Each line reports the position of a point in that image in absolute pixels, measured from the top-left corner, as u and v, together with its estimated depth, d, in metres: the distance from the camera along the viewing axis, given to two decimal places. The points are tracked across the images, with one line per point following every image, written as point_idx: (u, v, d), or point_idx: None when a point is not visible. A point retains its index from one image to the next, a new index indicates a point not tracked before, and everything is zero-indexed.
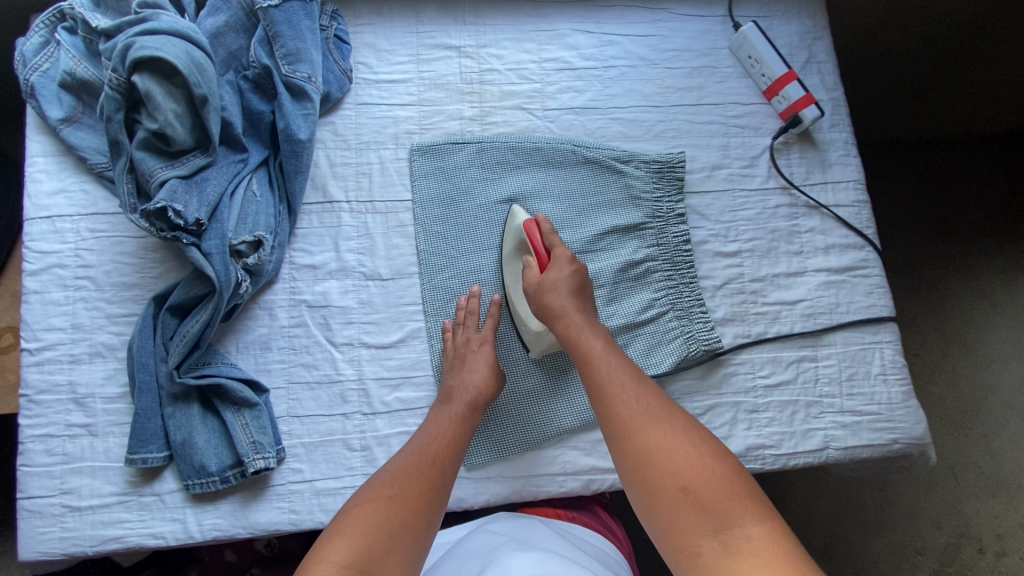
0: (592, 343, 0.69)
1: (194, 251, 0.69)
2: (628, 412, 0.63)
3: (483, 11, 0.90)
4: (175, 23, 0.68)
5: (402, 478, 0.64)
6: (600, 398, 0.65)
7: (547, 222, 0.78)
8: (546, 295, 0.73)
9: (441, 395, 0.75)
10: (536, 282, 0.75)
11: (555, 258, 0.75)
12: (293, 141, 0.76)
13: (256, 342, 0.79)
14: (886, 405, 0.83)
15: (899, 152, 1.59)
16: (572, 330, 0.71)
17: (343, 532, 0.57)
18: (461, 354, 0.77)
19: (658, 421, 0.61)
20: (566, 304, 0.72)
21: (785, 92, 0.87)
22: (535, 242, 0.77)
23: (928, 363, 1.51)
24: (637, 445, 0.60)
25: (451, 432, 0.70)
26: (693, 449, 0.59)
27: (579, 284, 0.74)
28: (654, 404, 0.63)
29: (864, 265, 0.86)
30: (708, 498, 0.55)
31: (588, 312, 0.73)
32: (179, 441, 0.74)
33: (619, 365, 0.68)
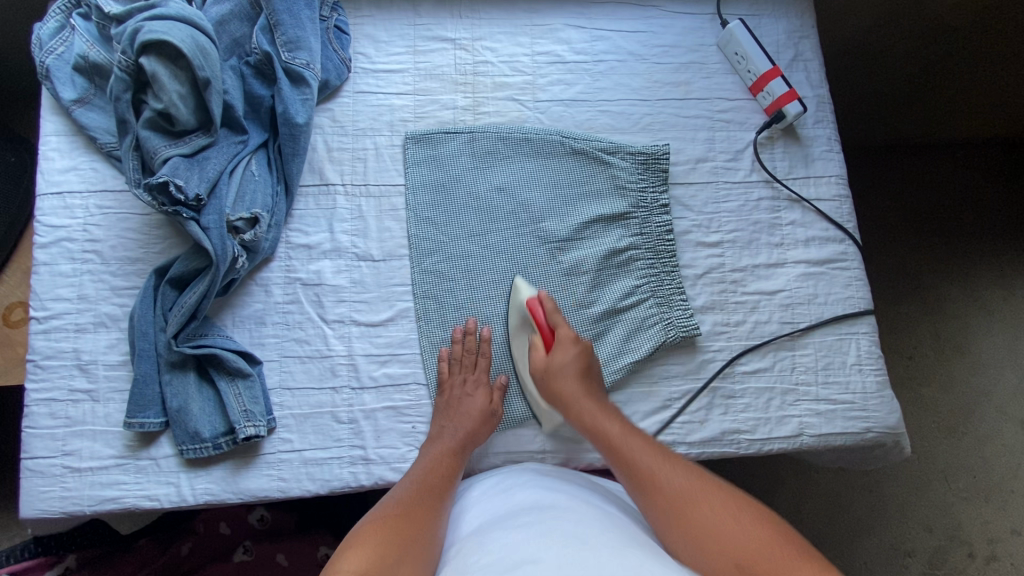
0: (612, 428, 0.75)
1: (193, 225, 0.73)
2: (663, 494, 0.68)
3: (478, 5, 0.94)
4: (182, 10, 0.72)
5: (404, 505, 0.67)
6: (633, 476, 0.71)
7: (551, 302, 0.83)
8: (558, 384, 0.78)
9: (432, 435, 0.78)
10: (544, 366, 0.80)
11: (559, 338, 0.81)
12: (291, 125, 0.80)
13: (251, 316, 0.83)
14: (861, 394, 0.85)
15: (891, 155, 1.60)
16: (589, 417, 0.77)
17: (355, 549, 0.61)
18: (456, 395, 0.80)
19: (693, 500, 0.66)
20: (577, 391, 0.78)
21: (769, 87, 0.90)
22: (539, 318, 0.82)
23: (922, 366, 1.52)
24: (682, 518, 0.65)
25: (444, 463, 0.75)
26: (736, 520, 0.64)
27: (586, 365, 0.80)
28: (689, 481, 0.68)
29: (843, 258, 0.88)
30: (752, 558, 0.60)
31: (602, 402, 0.79)
32: (175, 408, 0.77)
33: (644, 447, 0.73)
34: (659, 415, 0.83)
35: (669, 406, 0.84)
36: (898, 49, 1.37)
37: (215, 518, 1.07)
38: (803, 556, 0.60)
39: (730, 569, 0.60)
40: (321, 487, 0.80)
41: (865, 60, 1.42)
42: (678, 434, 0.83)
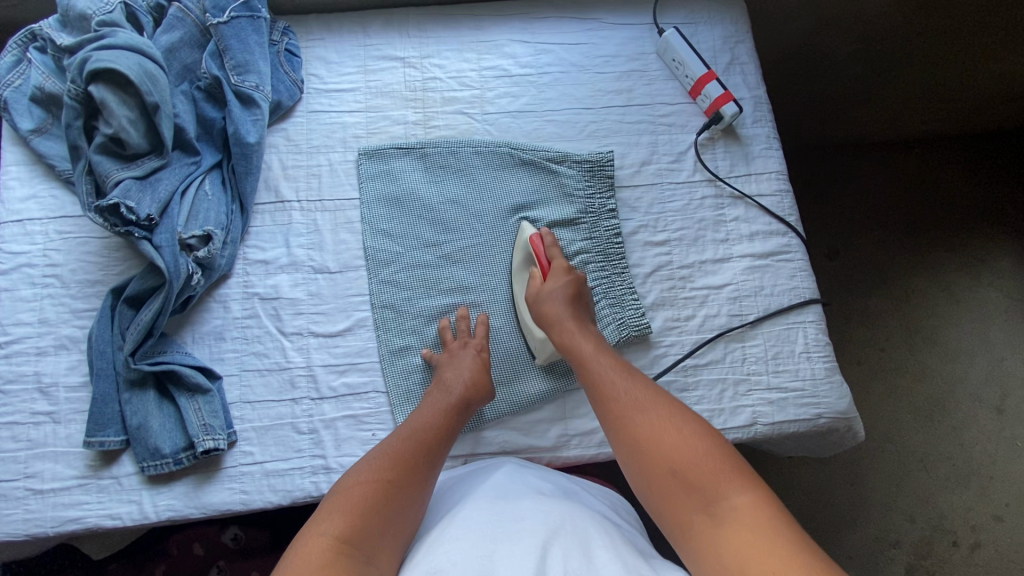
0: (584, 348, 0.77)
1: (146, 245, 0.74)
2: (619, 405, 0.70)
3: (425, 25, 0.98)
4: (130, 39, 0.75)
5: (393, 462, 0.69)
6: (595, 391, 0.73)
7: (549, 236, 0.87)
8: (547, 305, 0.81)
9: (435, 385, 0.81)
10: (536, 291, 0.83)
11: (554, 269, 0.84)
12: (242, 144, 0.82)
13: (211, 332, 0.85)
14: (811, 381, 0.86)
15: (845, 152, 1.68)
16: (563, 335, 0.79)
17: (338, 509, 0.63)
18: (456, 356, 0.83)
19: (647, 411, 0.68)
20: (562, 312, 0.80)
21: (706, 90, 0.93)
22: (539, 252, 0.86)
23: (895, 357, 1.54)
24: (634, 432, 0.67)
25: (440, 421, 0.75)
26: (680, 430, 0.65)
27: (575, 292, 0.83)
28: (642, 397, 0.70)
29: (786, 251, 0.91)
30: (697, 477, 0.61)
31: (582, 322, 0.81)
32: (135, 425, 0.79)
33: (609, 364, 0.75)
34: None
35: None
36: (840, 52, 1.41)
37: (192, 538, 1.07)
38: (745, 478, 0.61)
39: (673, 489, 0.62)
40: (283, 497, 0.81)
41: (808, 64, 1.46)
42: None
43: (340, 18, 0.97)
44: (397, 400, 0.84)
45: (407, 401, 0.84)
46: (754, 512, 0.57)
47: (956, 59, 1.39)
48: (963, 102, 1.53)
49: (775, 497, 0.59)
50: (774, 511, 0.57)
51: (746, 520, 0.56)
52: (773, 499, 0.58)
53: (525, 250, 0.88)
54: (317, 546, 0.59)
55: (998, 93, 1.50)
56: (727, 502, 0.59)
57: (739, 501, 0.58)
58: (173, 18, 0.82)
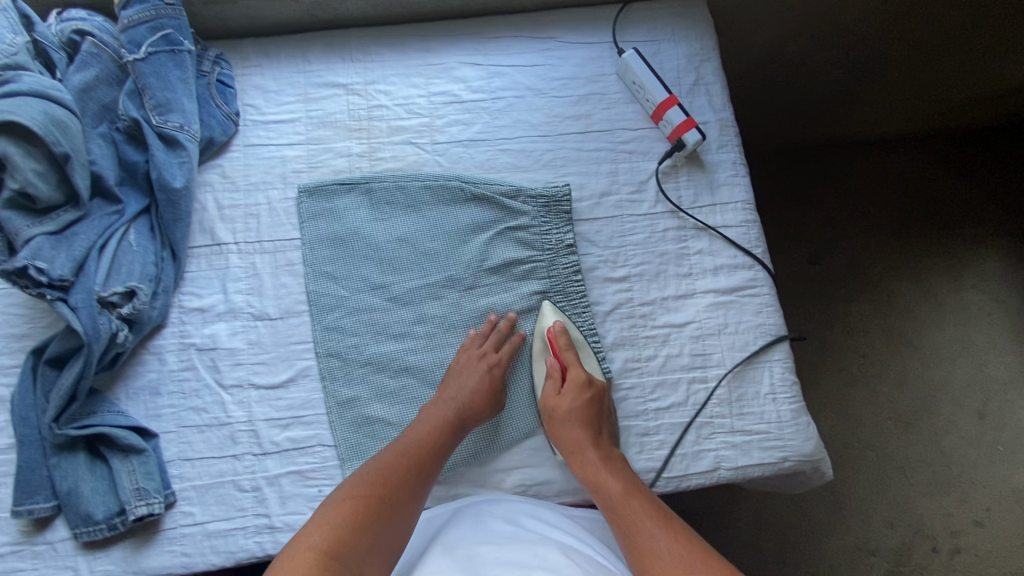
0: (615, 489, 0.74)
1: (61, 306, 0.69)
2: (661, 564, 0.66)
3: (370, 48, 0.92)
4: (35, 83, 0.69)
5: (386, 480, 0.72)
6: (629, 544, 0.70)
7: (564, 335, 0.83)
8: (563, 429, 0.79)
9: (436, 397, 0.80)
10: (551, 410, 0.81)
11: (572, 383, 0.81)
12: (168, 190, 0.77)
13: (146, 387, 0.80)
14: (776, 423, 0.83)
15: (826, 154, 1.63)
16: (590, 470, 0.76)
17: (329, 521, 0.67)
18: (466, 369, 0.81)
19: (693, 571, 0.65)
20: (583, 438, 0.76)
21: (667, 116, 0.88)
22: (555, 352, 0.83)
23: (877, 363, 1.51)
24: None
25: (434, 438, 0.76)
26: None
27: (594, 413, 0.79)
28: (678, 548, 0.67)
29: (751, 285, 0.87)
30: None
31: (605, 448, 0.78)
32: (66, 491, 0.75)
33: (645, 509, 0.72)
34: None
35: None
36: (819, 57, 1.33)
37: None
38: None
39: None
40: (226, 559, 0.77)
41: (786, 72, 1.38)
42: None
43: (278, 42, 0.91)
44: (345, 454, 0.80)
45: (356, 455, 0.81)
46: None
47: (935, 62, 1.35)
48: (947, 101, 1.48)
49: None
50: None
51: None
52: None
53: (541, 339, 0.86)
54: (305, 559, 0.63)
55: (983, 93, 1.45)
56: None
57: None
58: (87, 54, 0.76)
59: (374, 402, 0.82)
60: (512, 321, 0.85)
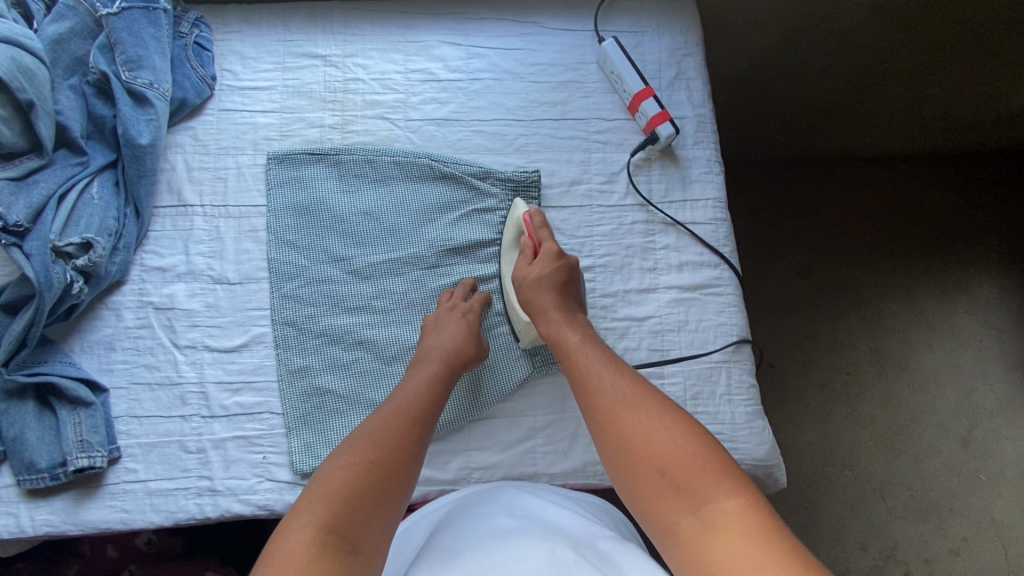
0: (572, 340, 0.75)
1: (15, 252, 0.70)
2: (607, 401, 0.68)
3: (351, 21, 0.91)
4: (9, 29, 0.70)
5: (377, 443, 0.66)
6: (581, 390, 0.71)
7: (540, 216, 0.83)
8: (532, 296, 0.78)
9: (419, 358, 0.77)
10: (523, 275, 0.81)
11: (543, 253, 0.81)
12: (133, 146, 0.77)
13: (101, 342, 0.81)
14: (729, 425, 0.82)
15: (824, 166, 1.61)
16: (553, 327, 0.77)
17: (322, 496, 0.61)
18: (443, 321, 0.80)
19: (636, 406, 0.67)
20: (551, 302, 0.77)
21: (643, 108, 0.87)
22: (530, 232, 0.83)
23: (862, 383, 1.49)
24: (621, 434, 0.65)
25: (422, 394, 0.73)
26: (671, 433, 0.64)
27: (565, 279, 0.80)
28: (632, 393, 0.68)
29: (717, 284, 0.86)
30: (685, 478, 0.61)
31: (570, 309, 0.79)
32: (12, 437, 0.75)
33: (597, 358, 0.73)
34: (522, 446, 0.81)
35: (532, 436, 0.82)
36: (815, 64, 1.31)
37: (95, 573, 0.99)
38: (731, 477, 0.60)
39: (659, 490, 0.61)
40: (166, 519, 0.78)
41: (784, 76, 1.35)
42: (539, 464, 0.81)
43: (260, 10, 0.91)
44: (292, 423, 0.80)
45: (303, 425, 0.80)
46: (743, 519, 0.56)
47: (937, 78, 1.32)
48: (950, 119, 1.45)
49: (763, 500, 0.59)
50: (761, 514, 0.57)
51: (732, 526, 0.56)
52: (762, 502, 0.58)
53: (516, 228, 0.85)
54: (302, 538, 0.57)
55: (987, 114, 1.42)
56: (714, 505, 0.58)
57: (728, 505, 0.58)
58: (63, 7, 0.76)
59: (325, 373, 0.82)
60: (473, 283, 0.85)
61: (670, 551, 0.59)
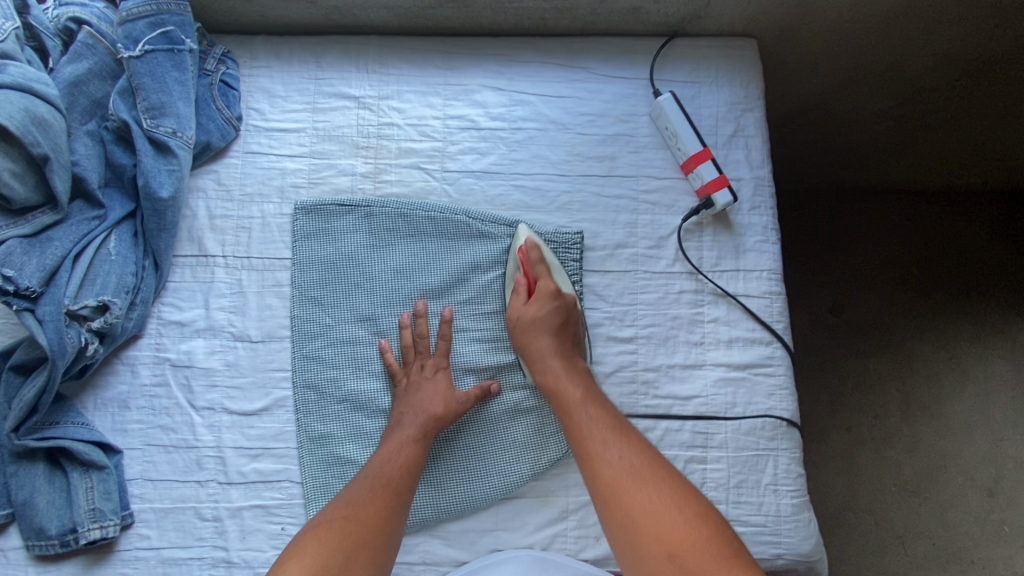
0: (572, 394, 0.72)
1: (27, 318, 0.65)
2: (611, 472, 0.65)
3: (388, 59, 0.85)
4: (21, 74, 0.65)
5: (354, 506, 0.66)
6: (581, 450, 0.69)
7: (535, 251, 0.78)
8: (530, 339, 0.76)
9: (392, 421, 0.75)
10: (519, 316, 0.77)
11: (540, 290, 0.77)
12: (154, 199, 0.72)
13: (115, 399, 0.77)
14: (774, 517, 0.77)
15: (868, 199, 1.44)
16: (551, 379, 0.74)
17: (298, 555, 0.61)
18: (414, 385, 0.76)
19: (642, 481, 0.64)
20: (549, 346, 0.75)
21: (698, 170, 0.81)
22: (524, 267, 0.79)
23: (887, 427, 1.34)
24: (623, 511, 0.63)
25: (402, 454, 0.72)
26: (680, 516, 0.62)
27: (562, 319, 0.77)
28: (637, 461, 0.66)
29: (767, 363, 0.81)
30: (694, 562, 0.59)
31: (569, 357, 0.76)
32: (21, 501, 0.72)
33: (600, 420, 0.70)
34: (552, 527, 0.77)
35: (564, 518, 0.77)
36: (869, 107, 1.17)
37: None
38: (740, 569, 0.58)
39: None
40: None
41: (832, 119, 1.22)
42: (570, 549, 0.77)
43: (290, 43, 0.85)
44: (311, 495, 0.76)
45: (322, 497, 0.76)
46: None
47: (997, 123, 1.19)
48: (1009, 160, 1.29)
49: None
50: None
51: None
52: None
53: (512, 262, 0.81)
54: None
55: None
56: None
57: None
58: (81, 45, 0.71)
59: (347, 443, 0.77)
60: (449, 317, 0.79)
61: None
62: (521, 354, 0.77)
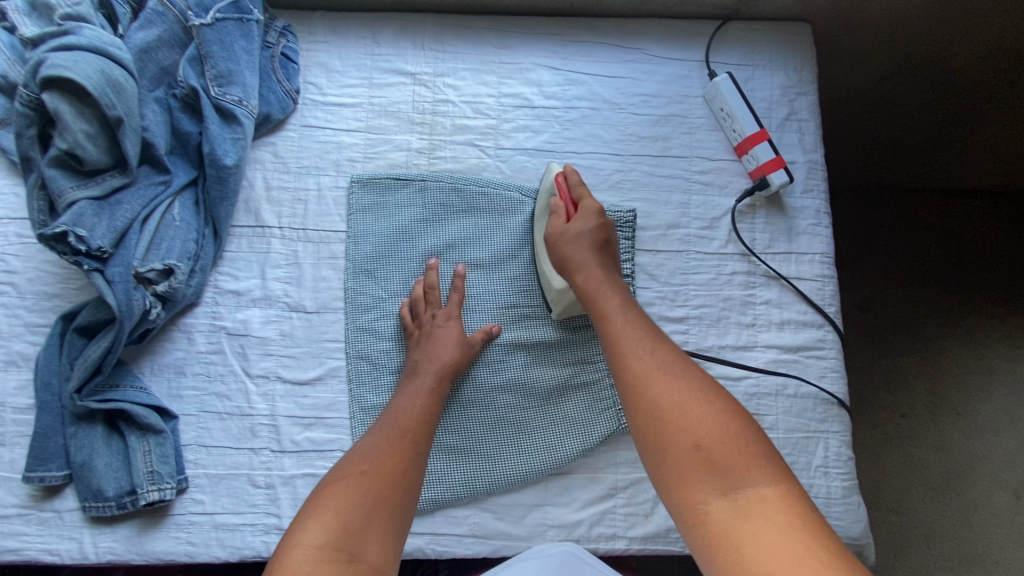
0: (608, 300, 0.66)
1: (97, 278, 0.67)
2: (640, 364, 0.58)
3: (443, 37, 0.86)
4: (96, 38, 0.66)
5: (372, 458, 0.63)
6: (611, 346, 0.62)
7: (576, 175, 0.76)
8: (567, 247, 0.72)
9: (407, 368, 0.75)
10: (559, 233, 0.74)
11: (582, 209, 0.74)
12: (218, 166, 0.74)
13: (171, 365, 0.77)
14: (824, 500, 0.77)
15: (896, 199, 1.35)
16: (589, 282, 0.69)
17: (316, 513, 0.56)
18: (426, 333, 0.76)
19: (672, 376, 0.57)
20: (588, 259, 0.70)
21: (754, 151, 0.81)
22: (563, 193, 0.76)
23: (914, 425, 1.25)
24: (651, 402, 0.56)
25: (417, 405, 0.70)
26: (711, 409, 0.55)
27: (604, 238, 0.72)
28: (670, 360, 0.59)
29: (819, 346, 0.80)
30: (722, 456, 0.52)
31: (607, 265, 0.71)
32: (79, 463, 0.72)
33: (636, 322, 0.63)
34: (601, 504, 0.77)
35: (613, 495, 0.78)
36: (912, 98, 1.12)
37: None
38: (775, 475, 0.51)
39: (691, 464, 0.52)
40: (231, 555, 0.74)
41: (873, 112, 1.17)
42: (619, 526, 0.77)
43: (347, 19, 0.86)
44: None
45: None
46: (781, 508, 0.48)
47: None
48: None
49: (807, 497, 0.50)
50: (804, 508, 0.49)
51: (769, 514, 0.48)
52: (802, 498, 0.50)
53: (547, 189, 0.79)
54: (303, 558, 0.52)
55: None
56: (750, 490, 0.50)
57: (766, 494, 0.49)
58: (152, 12, 0.73)
59: None
60: (462, 273, 0.80)
61: (690, 533, 0.51)
62: (562, 268, 0.72)
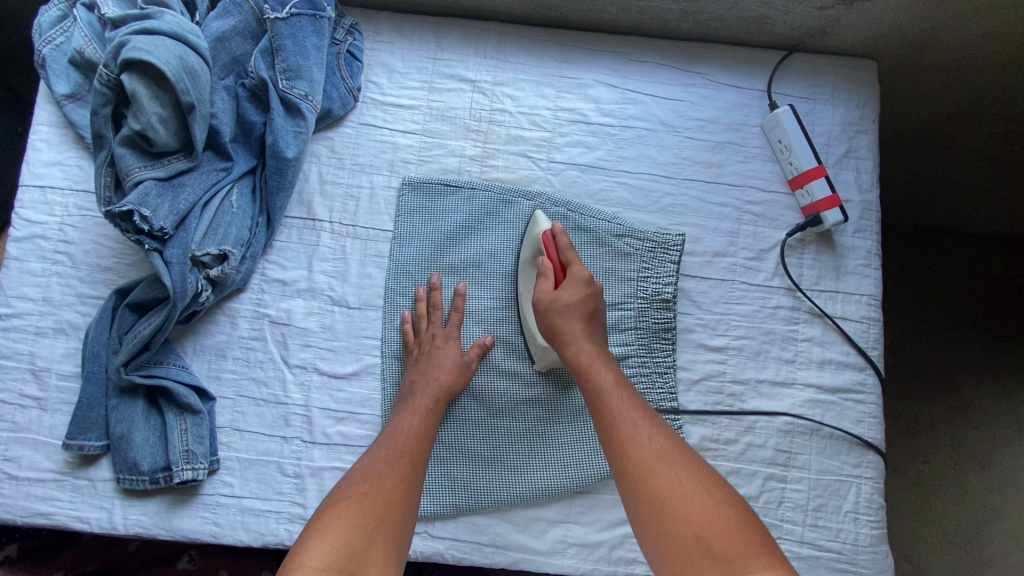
0: (603, 377, 0.67)
1: (155, 257, 0.68)
2: (641, 456, 0.60)
3: (506, 46, 0.86)
4: (177, 24, 0.68)
5: (372, 478, 0.63)
6: (608, 429, 0.63)
7: (563, 236, 0.75)
8: (560, 321, 0.70)
9: (404, 390, 0.75)
10: (548, 301, 0.72)
11: (572, 277, 0.73)
12: (279, 157, 0.75)
13: (213, 348, 0.79)
14: (851, 546, 0.75)
15: (942, 242, 1.30)
16: (583, 358, 0.68)
17: (319, 535, 0.56)
18: (427, 352, 0.76)
19: (671, 466, 0.59)
20: (580, 330, 0.70)
21: (810, 186, 0.80)
22: (550, 253, 0.75)
23: (933, 473, 1.20)
24: (652, 492, 0.57)
25: (415, 426, 0.70)
26: (708, 499, 0.57)
27: (595, 308, 0.72)
28: (668, 446, 0.61)
29: (858, 389, 0.79)
30: (723, 548, 0.53)
31: (601, 345, 0.71)
32: (118, 435, 0.74)
33: (634, 405, 0.65)
34: (624, 527, 0.77)
35: None
36: (969, 141, 1.09)
37: (154, 550, 1.01)
38: (769, 561, 0.53)
39: (693, 557, 0.53)
40: (254, 539, 0.75)
41: (924, 150, 1.15)
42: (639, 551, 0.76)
43: (412, 21, 0.87)
44: None
45: None
46: None
47: None
48: None
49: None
50: None
51: None
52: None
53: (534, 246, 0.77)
54: None
55: None
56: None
57: None
58: (230, 3, 0.76)
59: None
60: (461, 291, 0.79)
61: None
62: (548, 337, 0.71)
